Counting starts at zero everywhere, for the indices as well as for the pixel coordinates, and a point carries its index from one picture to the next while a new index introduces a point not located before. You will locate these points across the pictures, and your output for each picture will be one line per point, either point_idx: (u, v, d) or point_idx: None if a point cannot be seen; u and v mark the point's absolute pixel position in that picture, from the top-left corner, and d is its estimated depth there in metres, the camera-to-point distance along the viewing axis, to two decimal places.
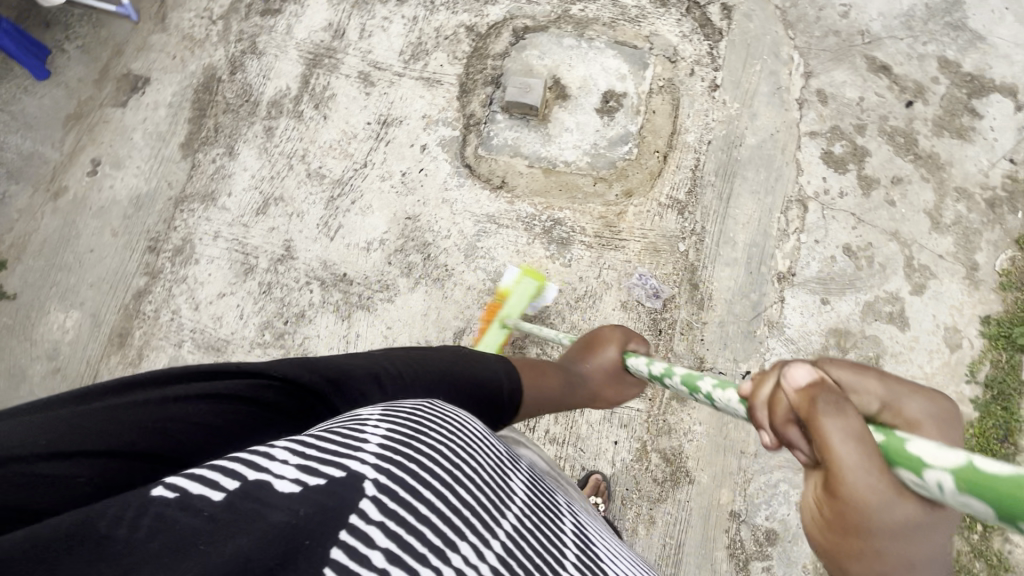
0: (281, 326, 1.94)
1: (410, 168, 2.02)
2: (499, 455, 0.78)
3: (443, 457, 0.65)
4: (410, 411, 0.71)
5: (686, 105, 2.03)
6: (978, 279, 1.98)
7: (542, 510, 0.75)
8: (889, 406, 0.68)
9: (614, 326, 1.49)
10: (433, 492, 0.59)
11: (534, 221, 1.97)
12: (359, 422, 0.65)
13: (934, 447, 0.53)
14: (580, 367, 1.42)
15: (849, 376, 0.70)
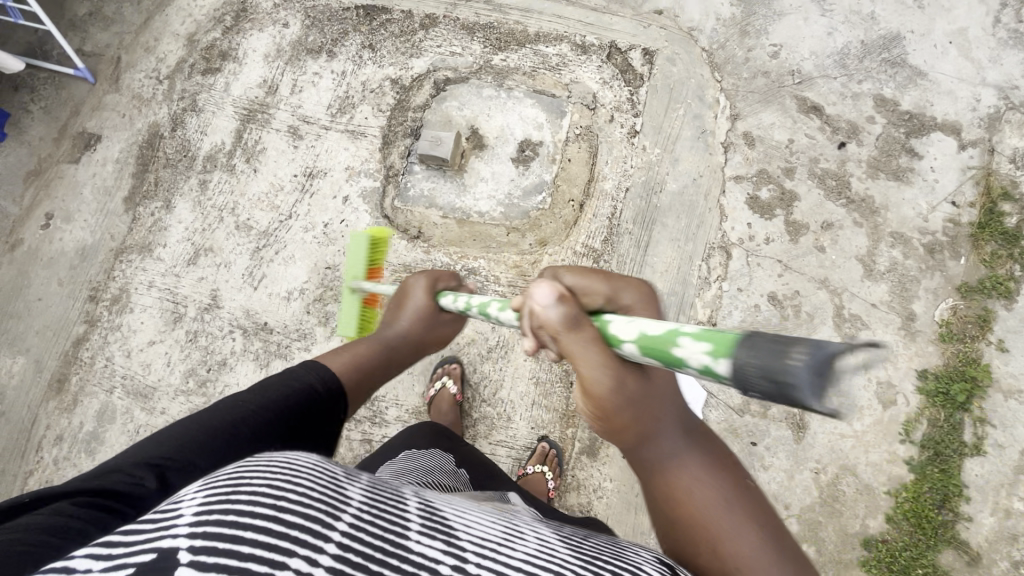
0: (205, 374, 2.01)
1: (332, 219, 2.08)
2: (340, 469, 0.67)
3: (266, 492, 0.55)
4: (233, 470, 0.61)
5: (603, 152, 2.02)
6: (914, 329, 1.87)
7: (386, 495, 0.66)
8: (610, 299, 0.93)
9: (418, 274, 1.39)
10: (254, 529, 0.50)
11: (448, 270, 1.99)
12: (171, 500, 0.56)
13: (625, 327, 0.78)
14: (398, 327, 1.29)
15: (580, 283, 0.94)
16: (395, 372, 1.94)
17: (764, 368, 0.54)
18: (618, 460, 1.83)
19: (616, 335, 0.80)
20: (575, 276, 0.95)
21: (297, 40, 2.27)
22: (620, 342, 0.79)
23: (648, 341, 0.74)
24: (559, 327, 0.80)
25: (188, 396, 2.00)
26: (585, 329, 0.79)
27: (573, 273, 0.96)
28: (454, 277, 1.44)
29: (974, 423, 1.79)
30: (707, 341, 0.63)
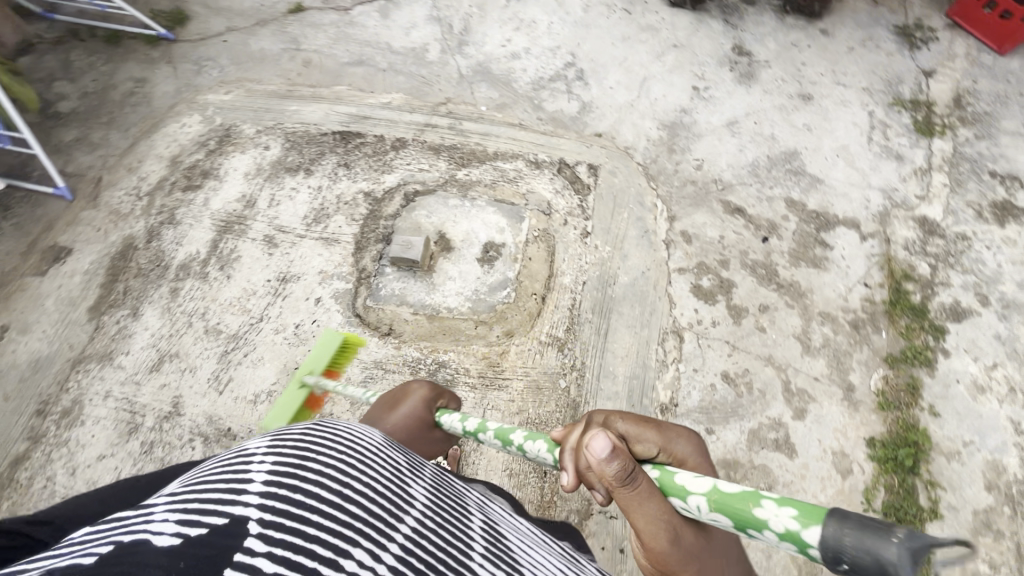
0: None
1: (304, 320, 2.14)
2: (398, 465, 0.78)
3: (332, 480, 0.65)
4: (298, 436, 0.71)
5: (560, 251, 2.24)
6: (856, 399, 2.02)
7: (449, 509, 0.76)
8: (664, 449, 0.98)
9: (422, 382, 1.39)
10: (320, 514, 0.59)
11: (419, 364, 2.04)
12: (244, 459, 0.66)
13: (694, 480, 0.85)
14: (389, 424, 1.28)
15: (632, 429, 0.99)
16: None
17: (851, 537, 0.62)
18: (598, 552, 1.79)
19: (680, 484, 0.86)
20: (628, 423, 1.00)
21: (276, 160, 2.48)
22: (686, 494, 0.85)
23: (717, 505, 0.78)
24: (614, 481, 0.86)
25: None
26: (643, 480, 0.86)
27: (629, 418, 1.01)
28: (456, 400, 1.46)
29: (926, 486, 1.89)
30: (788, 504, 0.71)
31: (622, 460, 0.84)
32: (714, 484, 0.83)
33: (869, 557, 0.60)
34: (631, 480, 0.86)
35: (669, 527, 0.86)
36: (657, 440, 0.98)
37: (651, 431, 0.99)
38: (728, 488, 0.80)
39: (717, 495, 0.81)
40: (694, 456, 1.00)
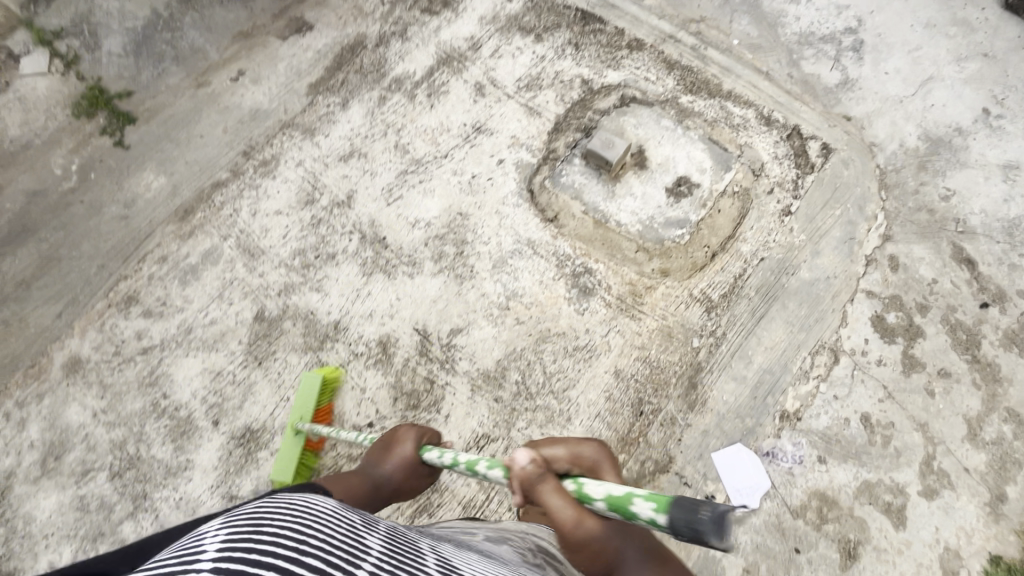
0: (311, 258, 2.08)
1: (482, 173, 2.18)
2: (352, 522, 0.86)
3: (288, 539, 0.71)
4: (250, 515, 0.78)
5: (752, 217, 2.06)
6: (1001, 511, 1.77)
7: (401, 555, 0.82)
8: (574, 460, 1.04)
9: (409, 424, 1.36)
10: (276, 566, 0.65)
11: (567, 261, 2.03)
12: (200, 540, 0.71)
13: (594, 483, 0.92)
14: (380, 472, 1.26)
15: (551, 450, 1.05)
16: (481, 330, 1.96)
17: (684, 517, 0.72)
18: None
19: (584, 490, 0.92)
20: (551, 443, 1.07)
21: (513, 15, 2.45)
22: (588, 496, 0.91)
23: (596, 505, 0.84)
24: (531, 482, 0.95)
25: (288, 271, 2.07)
26: (548, 480, 0.95)
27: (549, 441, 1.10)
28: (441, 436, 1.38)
29: None
30: (650, 498, 0.79)
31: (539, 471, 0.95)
32: (606, 489, 0.89)
33: (692, 531, 0.70)
34: (539, 478, 0.95)
35: (576, 522, 0.91)
36: (566, 457, 1.04)
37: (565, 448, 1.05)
38: (615, 491, 0.87)
39: (610, 497, 0.87)
40: (601, 462, 1.07)
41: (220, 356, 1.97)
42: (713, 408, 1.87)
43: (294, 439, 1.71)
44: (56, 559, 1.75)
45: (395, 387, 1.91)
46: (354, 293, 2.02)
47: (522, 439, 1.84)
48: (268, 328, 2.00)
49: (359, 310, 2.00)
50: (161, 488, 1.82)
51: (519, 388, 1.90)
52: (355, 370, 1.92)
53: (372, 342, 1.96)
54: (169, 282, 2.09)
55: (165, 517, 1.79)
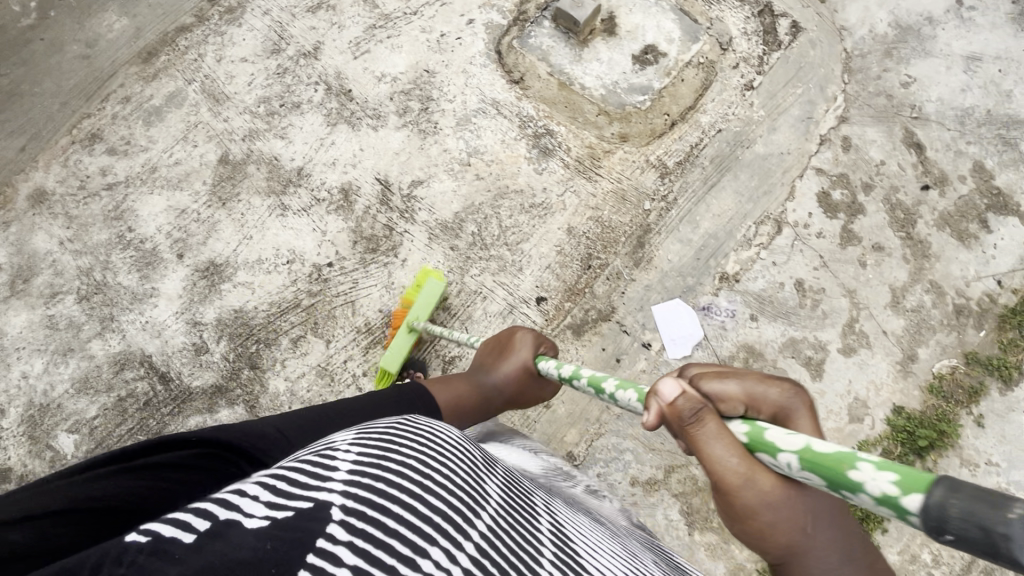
0: (275, 106, 2.09)
1: (451, 32, 2.16)
2: (473, 459, 0.77)
3: (413, 470, 0.64)
4: (382, 430, 0.72)
5: (715, 90, 2.09)
6: (910, 369, 1.92)
7: (518, 507, 0.74)
8: (750, 406, 0.83)
9: (526, 330, 1.44)
10: (401, 506, 0.58)
11: (529, 122, 2.06)
12: (328, 447, 0.66)
13: (784, 435, 0.71)
14: (491, 377, 1.34)
15: (715, 386, 0.83)
16: (441, 183, 2.02)
17: (964, 516, 0.48)
18: (597, 351, 1.90)
19: (768, 440, 0.73)
20: (715, 382, 0.84)
21: None
22: (775, 451, 0.72)
23: (756, 437, 0.75)
24: (683, 421, 0.79)
25: (253, 117, 2.08)
26: (707, 421, 0.78)
27: (707, 375, 0.86)
28: (554, 349, 1.46)
29: (921, 470, 1.84)
30: (889, 469, 0.56)
31: (689, 394, 0.79)
32: (806, 442, 0.68)
33: (979, 531, 0.47)
34: (692, 416, 0.78)
35: (746, 477, 0.75)
36: (741, 395, 0.83)
37: (731, 381, 0.84)
38: (823, 448, 0.65)
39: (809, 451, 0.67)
40: (794, 411, 0.83)
41: (184, 195, 2.01)
42: (657, 266, 1.97)
43: (407, 336, 1.80)
44: (29, 369, 1.87)
45: (355, 231, 1.97)
46: (317, 141, 2.06)
47: (475, 285, 1.94)
48: (232, 170, 2.03)
49: (322, 158, 2.04)
50: (127, 311, 1.91)
51: (474, 239, 1.97)
52: (317, 214, 1.98)
53: (334, 189, 2.01)
54: (133, 123, 2.09)
55: (132, 337, 1.89)
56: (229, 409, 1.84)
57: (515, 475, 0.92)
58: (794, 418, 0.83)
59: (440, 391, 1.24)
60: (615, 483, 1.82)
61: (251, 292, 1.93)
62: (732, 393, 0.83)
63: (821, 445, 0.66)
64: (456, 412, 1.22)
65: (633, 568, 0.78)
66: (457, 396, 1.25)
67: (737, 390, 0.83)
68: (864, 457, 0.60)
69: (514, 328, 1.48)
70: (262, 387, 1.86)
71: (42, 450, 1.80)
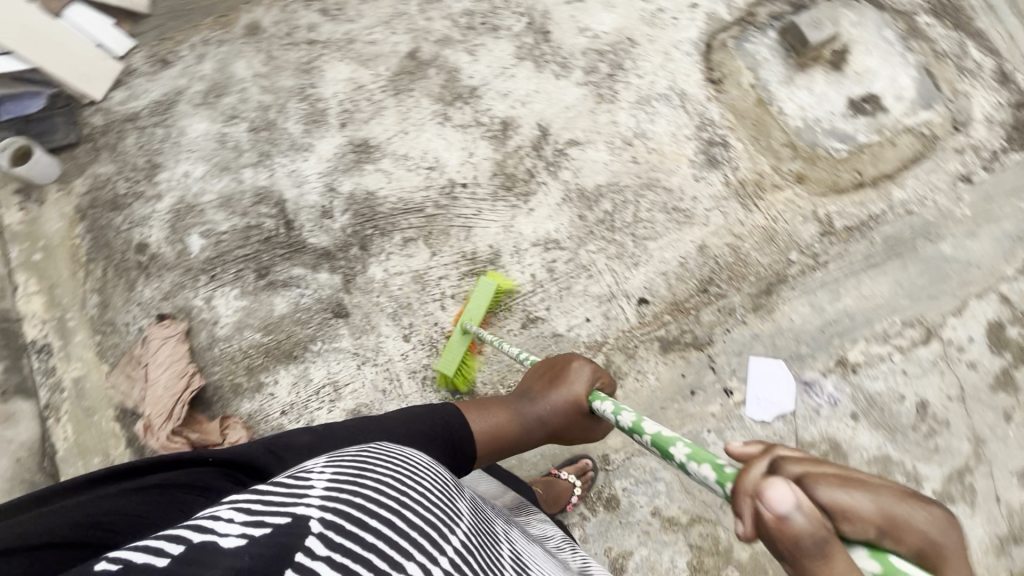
0: (477, 22, 2.14)
1: (669, 9, 2.07)
2: (444, 480, 0.88)
3: (387, 487, 0.74)
4: (356, 455, 0.83)
5: (924, 167, 1.86)
6: (1008, 548, 1.67)
7: (483, 535, 0.85)
8: (882, 525, 0.61)
9: (585, 361, 1.39)
10: (379, 521, 0.67)
11: (708, 127, 1.96)
12: (301, 472, 0.75)
13: None
14: (540, 405, 1.33)
15: (839, 494, 0.62)
16: (596, 152, 1.99)
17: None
18: (675, 374, 1.82)
19: None
20: (840, 491, 0.62)
21: None
22: None
23: None
24: (797, 544, 0.61)
25: (453, 25, 2.15)
26: (829, 556, 0.60)
27: (834, 481, 0.63)
28: (610, 382, 1.42)
29: None
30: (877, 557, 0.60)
31: (813, 521, 0.60)
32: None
33: None
34: (811, 542, 0.61)
35: None
36: (875, 515, 0.61)
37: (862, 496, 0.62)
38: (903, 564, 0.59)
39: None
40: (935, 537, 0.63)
41: (367, 73, 2.14)
42: (775, 320, 1.83)
43: None
44: (192, 171, 2.12)
45: (498, 165, 2.00)
46: (500, 68, 2.09)
47: (586, 260, 1.91)
48: (415, 67, 2.12)
49: (498, 85, 2.07)
50: (283, 156, 2.09)
51: (604, 217, 1.94)
52: (472, 135, 2.03)
53: (497, 118, 2.04)
54: None
55: (277, 179, 2.07)
56: (328, 275, 1.98)
57: (480, 504, 1.04)
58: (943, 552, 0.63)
59: (483, 413, 1.29)
60: (636, 504, 1.77)
61: (388, 182, 2.03)
62: (863, 511, 0.61)
63: None
64: (494, 437, 1.26)
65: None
66: (498, 420, 1.30)
67: (871, 510, 0.61)
68: None
69: (573, 354, 1.43)
70: (362, 268, 1.98)
71: (176, 241, 2.06)
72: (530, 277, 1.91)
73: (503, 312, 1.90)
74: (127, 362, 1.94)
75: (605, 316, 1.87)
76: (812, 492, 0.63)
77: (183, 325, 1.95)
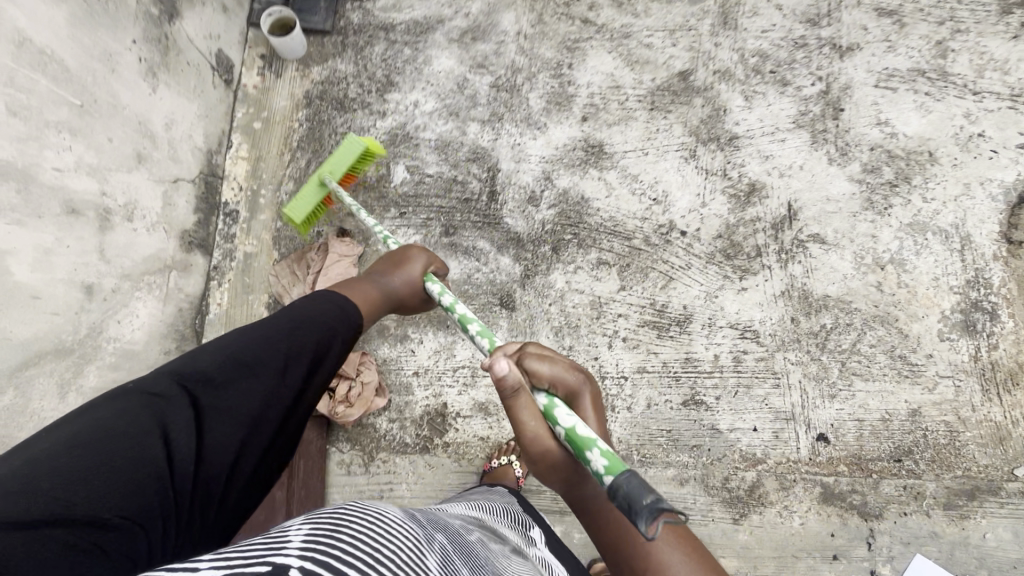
0: (766, 69, 1.93)
1: (991, 139, 1.78)
2: (418, 538, 0.76)
3: (364, 543, 0.64)
4: (328, 515, 0.72)
5: None
6: None
7: None
8: (550, 380, 1.03)
9: (423, 247, 1.42)
10: (354, 571, 0.57)
11: (981, 288, 1.69)
12: (277, 531, 0.65)
13: (567, 414, 0.89)
14: (391, 279, 1.35)
15: (536, 365, 1.02)
16: (839, 259, 1.76)
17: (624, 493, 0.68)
18: (823, 530, 1.62)
19: (555, 415, 0.89)
20: (544, 367, 1.03)
21: None
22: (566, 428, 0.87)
23: (570, 433, 0.85)
24: (515, 388, 0.95)
25: (739, 62, 1.95)
26: (521, 395, 0.95)
27: (542, 360, 1.03)
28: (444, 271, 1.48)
29: None
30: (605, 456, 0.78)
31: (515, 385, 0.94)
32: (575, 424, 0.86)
33: (628, 502, 0.67)
34: (515, 388, 0.94)
35: (539, 437, 0.94)
36: (545, 376, 1.02)
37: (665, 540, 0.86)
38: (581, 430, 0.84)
39: (575, 434, 0.85)
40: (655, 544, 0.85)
41: (630, 76, 1.99)
42: (964, 529, 1.58)
43: (316, 189, 1.77)
44: (421, 102, 2.07)
45: (728, 227, 1.82)
46: (772, 127, 1.88)
47: (780, 367, 1.72)
48: (682, 89, 1.95)
49: (763, 144, 1.87)
50: (514, 125, 2.00)
51: (819, 331, 1.73)
52: (712, 185, 1.85)
53: (747, 178, 1.85)
54: None
55: (499, 145, 1.99)
56: (510, 262, 1.90)
57: (460, 540, 0.88)
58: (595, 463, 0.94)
59: (353, 291, 1.27)
60: None
61: (606, 195, 1.90)
62: (541, 372, 1.02)
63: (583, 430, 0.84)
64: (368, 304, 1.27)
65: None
66: (360, 295, 1.28)
67: (544, 373, 1.02)
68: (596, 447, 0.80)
69: (413, 244, 1.45)
70: (545, 269, 1.88)
71: (382, 164, 2.03)
72: (712, 357, 1.75)
73: (668, 379, 1.75)
74: (296, 259, 1.95)
75: (775, 434, 1.68)
76: (523, 363, 1.02)
77: (355, 250, 1.94)
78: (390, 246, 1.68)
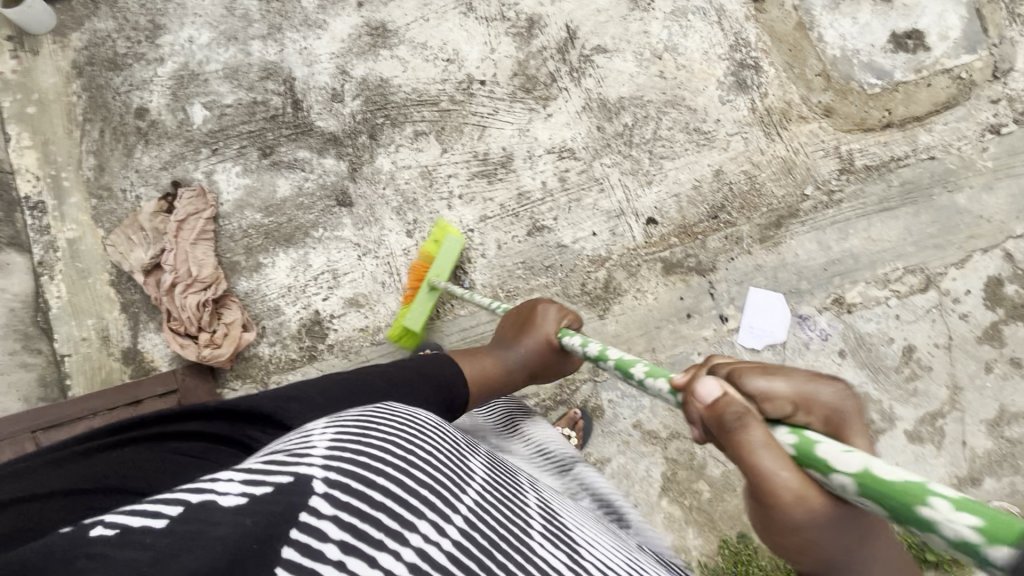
0: None
1: None
2: (457, 438, 0.73)
3: (396, 445, 0.61)
4: (357, 415, 0.67)
5: (954, 114, 1.81)
6: (966, 489, 1.75)
7: (504, 488, 0.71)
8: (800, 405, 0.66)
9: (549, 303, 1.28)
10: (385, 477, 0.55)
11: (742, 48, 1.88)
12: (303, 431, 0.63)
13: (839, 450, 0.57)
14: (518, 349, 1.22)
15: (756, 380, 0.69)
16: (623, 62, 1.90)
17: None
18: (673, 297, 1.83)
19: (817, 455, 0.58)
20: (766, 381, 0.68)
21: None
22: (824, 468, 0.57)
23: (803, 450, 0.60)
24: (726, 431, 0.63)
25: None
26: (753, 428, 0.61)
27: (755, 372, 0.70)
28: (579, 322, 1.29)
29: None
30: (967, 510, 0.46)
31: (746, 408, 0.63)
32: (864, 463, 0.54)
33: None
34: (740, 418, 0.62)
35: (797, 498, 0.58)
36: (791, 395, 0.67)
37: (779, 379, 0.68)
38: (884, 473, 0.52)
39: (867, 476, 0.53)
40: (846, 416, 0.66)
41: None
42: (779, 253, 1.82)
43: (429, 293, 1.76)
44: (197, 37, 2.00)
45: (520, 65, 1.92)
46: None
47: (599, 174, 1.87)
48: None
49: None
50: (295, 30, 1.98)
51: (623, 131, 1.88)
52: (496, 30, 1.93)
53: (523, 14, 1.93)
54: None
55: (287, 55, 1.97)
56: (334, 161, 1.92)
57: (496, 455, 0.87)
58: (844, 429, 0.65)
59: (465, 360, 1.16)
60: (619, 415, 1.82)
61: (403, 71, 1.94)
62: (778, 392, 0.67)
63: (885, 467, 0.52)
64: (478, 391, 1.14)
65: (622, 554, 0.73)
66: (481, 371, 1.17)
67: (785, 390, 0.67)
68: (936, 491, 0.49)
69: (538, 300, 1.32)
70: (370, 158, 1.92)
71: (178, 110, 1.97)
72: (540, 185, 1.87)
73: (509, 218, 1.87)
74: (129, 224, 1.90)
75: (611, 232, 1.85)
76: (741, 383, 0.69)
77: (214, 203, 1.90)
78: (427, 299, 1.75)
